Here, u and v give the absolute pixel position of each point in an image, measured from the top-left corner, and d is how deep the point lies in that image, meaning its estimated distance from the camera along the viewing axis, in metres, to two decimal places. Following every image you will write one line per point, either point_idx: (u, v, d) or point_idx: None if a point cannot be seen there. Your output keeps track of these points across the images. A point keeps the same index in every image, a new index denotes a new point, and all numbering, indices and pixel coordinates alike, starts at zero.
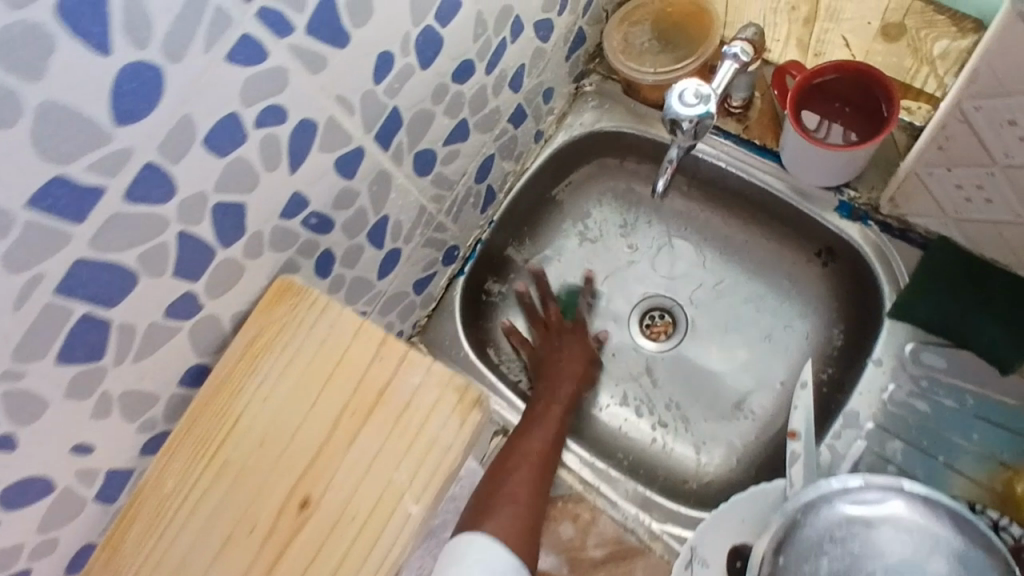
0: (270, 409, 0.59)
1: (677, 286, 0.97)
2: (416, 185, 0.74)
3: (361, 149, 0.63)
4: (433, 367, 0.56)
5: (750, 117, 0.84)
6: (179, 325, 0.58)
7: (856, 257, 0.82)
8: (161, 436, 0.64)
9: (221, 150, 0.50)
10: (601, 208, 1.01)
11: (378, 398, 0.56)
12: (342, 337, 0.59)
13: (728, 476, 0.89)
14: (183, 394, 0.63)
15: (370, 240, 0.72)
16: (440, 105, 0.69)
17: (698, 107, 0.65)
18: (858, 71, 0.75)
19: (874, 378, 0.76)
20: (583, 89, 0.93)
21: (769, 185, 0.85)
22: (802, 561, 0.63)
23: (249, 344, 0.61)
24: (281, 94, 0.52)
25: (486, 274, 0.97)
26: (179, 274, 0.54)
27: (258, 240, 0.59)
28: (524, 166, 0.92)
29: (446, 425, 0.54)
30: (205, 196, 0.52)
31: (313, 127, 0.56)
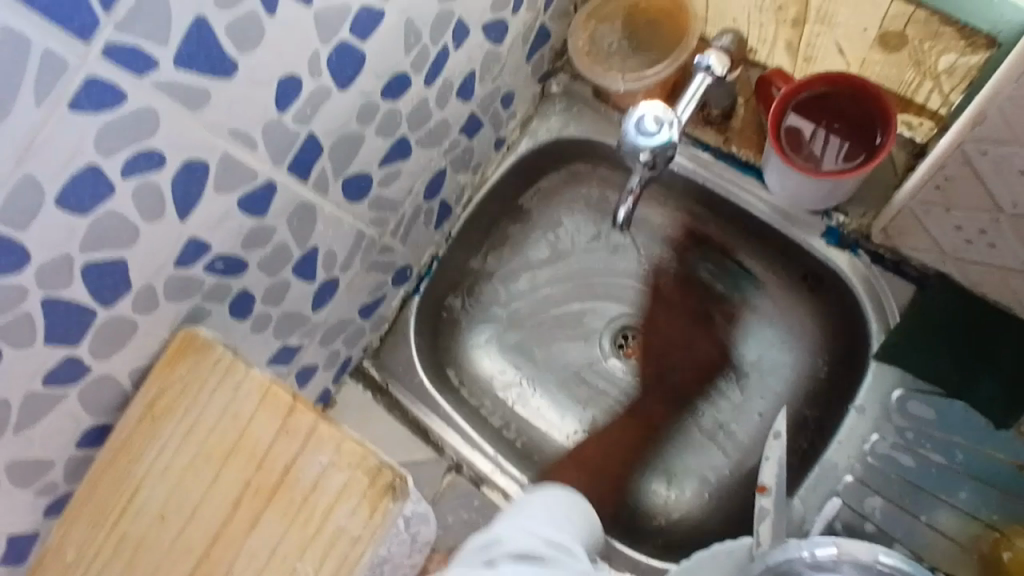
0: (171, 481, 0.53)
1: (652, 305, 0.90)
2: (349, 211, 0.67)
3: (272, 183, 0.56)
4: (343, 444, 0.49)
5: (731, 128, 0.76)
6: (63, 391, 0.51)
7: (843, 288, 0.75)
8: (66, 496, 0.57)
9: (82, 209, 0.44)
10: (573, 218, 0.92)
11: (281, 477, 0.50)
12: (246, 404, 0.53)
13: (700, 518, 0.81)
14: (80, 458, 0.57)
15: (298, 274, 0.65)
16: (370, 126, 0.62)
17: (660, 135, 0.57)
18: (849, 82, 0.68)
19: (856, 427, 0.69)
20: (549, 90, 0.84)
21: (751, 206, 0.77)
22: None
23: (148, 404, 0.55)
24: (155, 139, 0.46)
25: (445, 291, 0.89)
26: (52, 340, 0.48)
27: (150, 292, 0.52)
28: (484, 176, 0.84)
29: (354, 514, 0.48)
30: (70, 257, 0.46)
31: (203, 170, 0.50)
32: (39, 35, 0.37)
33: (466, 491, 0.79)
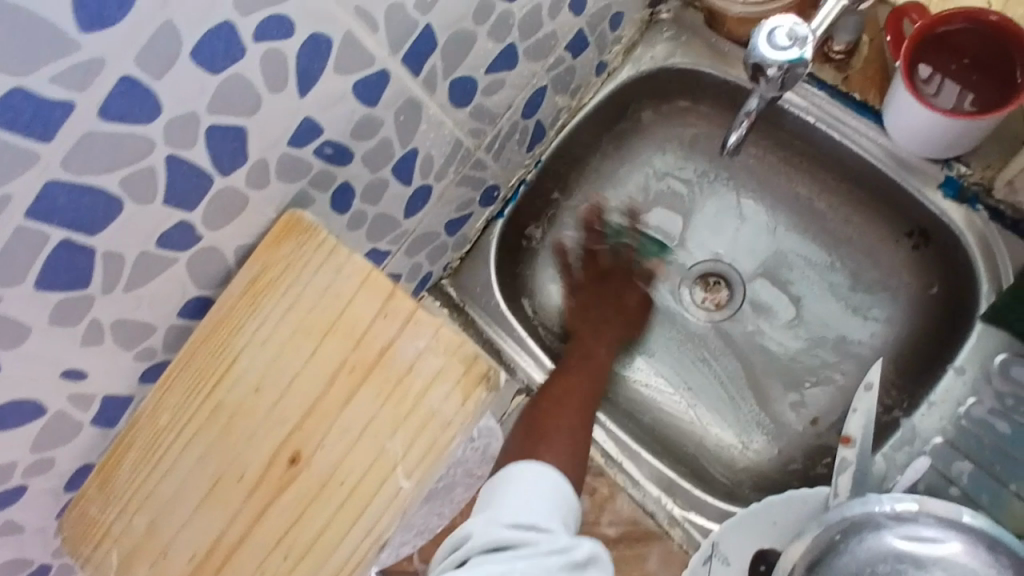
0: (268, 354, 0.54)
1: (740, 253, 0.87)
2: (452, 116, 0.66)
3: (385, 72, 0.56)
4: (441, 331, 0.50)
5: (852, 66, 0.72)
6: (174, 256, 0.53)
7: (954, 245, 0.72)
8: (164, 363, 0.60)
9: (212, 65, 0.44)
10: (662, 157, 0.90)
11: (378, 357, 0.51)
12: (347, 287, 0.53)
13: (766, 469, 0.80)
14: (181, 327, 0.58)
15: (395, 176, 0.65)
16: (484, 26, 0.61)
17: (791, 51, 0.53)
18: (985, 21, 0.64)
19: (953, 388, 0.67)
20: (658, 16, 0.81)
21: (863, 151, 0.74)
22: None
23: (251, 281, 0.56)
24: (287, 3, 0.45)
25: (527, 220, 0.88)
26: (172, 201, 0.49)
27: (263, 167, 0.53)
28: (580, 102, 0.82)
29: (448, 398, 0.49)
30: (197, 115, 0.46)
31: (327, 45, 0.49)
32: None
33: None
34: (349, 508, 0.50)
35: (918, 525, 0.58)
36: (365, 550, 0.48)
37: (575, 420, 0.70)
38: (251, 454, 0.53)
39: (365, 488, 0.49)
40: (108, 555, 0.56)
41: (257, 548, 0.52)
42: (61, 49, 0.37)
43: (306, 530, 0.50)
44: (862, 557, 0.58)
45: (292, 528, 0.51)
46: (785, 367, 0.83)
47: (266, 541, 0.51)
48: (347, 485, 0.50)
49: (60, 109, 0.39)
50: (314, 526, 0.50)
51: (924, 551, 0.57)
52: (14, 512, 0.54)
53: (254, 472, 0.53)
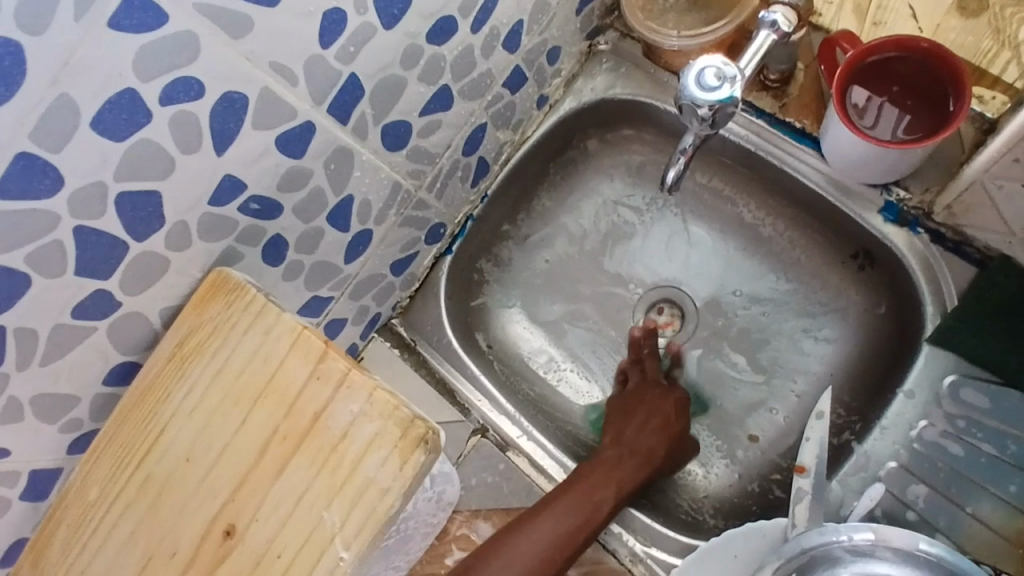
0: (198, 421, 0.52)
1: (693, 279, 0.87)
2: (387, 160, 0.64)
3: (310, 123, 0.54)
4: (376, 393, 0.48)
5: (789, 94, 0.73)
6: (93, 326, 0.50)
7: (897, 266, 0.72)
8: (92, 433, 0.57)
9: (117, 133, 0.43)
10: (610, 184, 0.90)
11: (312, 422, 0.49)
12: (278, 348, 0.51)
13: (728, 497, 0.79)
14: (107, 395, 0.56)
15: (332, 224, 0.64)
16: (413, 70, 0.60)
17: (720, 91, 0.53)
18: (917, 48, 0.65)
19: (903, 412, 0.68)
20: (596, 48, 0.81)
21: (804, 176, 0.74)
22: None
23: (178, 344, 0.54)
24: (194, 65, 0.44)
25: (477, 255, 0.87)
26: (83, 273, 0.47)
27: (183, 229, 0.51)
28: (524, 135, 0.81)
29: (384, 465, 0.47)
30: (104, 185, 0.44)
31: (243, 103, 0.48)
32: None
33: (491, 454, 0.77)
34: None
35: (874, 559, 0.57)
36: None
37: (559, 520, 0.68)
38: (182, 530, 0.50)
39: (299, 563, 0.47)
40: None
41: None
42: None
43: None
44: None
45: None
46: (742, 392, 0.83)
47: None
48: (281, 560, 0.47)
49: None
50: None
51: None
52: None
53: (186, 549, 0.50)
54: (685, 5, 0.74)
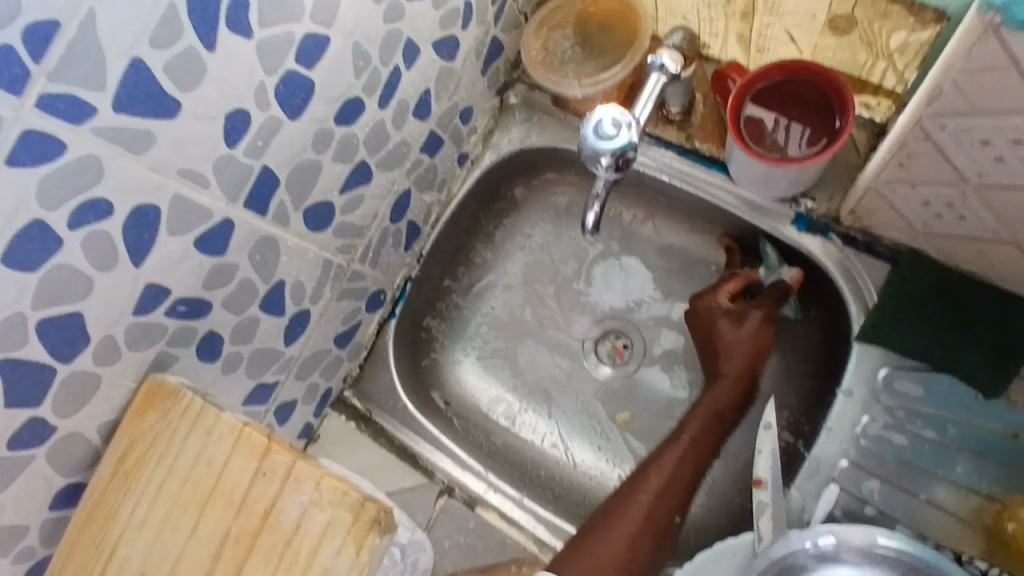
0: (147, 536, 0.51)
1: (634, 307, 0.89)
2: (314, 241, 0.65)
3: (229, 220, 0.55)
4: (323, 481, 0.48)
5: (692, 124, 0.76)
6: (27, 454, 0.49)
7: (819, 272, 0.75)
8: (41, 562, 0.55)
9: (29, 264, 0.43)
10: (541, 228, 0.92)
11: (263, 519, 0.48)
12: (220, 449, 0.51)
13: (699, 516, 0.80)
14: (53, 521, 0.55)
15: (267, 311, 0.64)
16: (327, 152, 0.61)
17: (619, 138, 0.56)
18: (803, 69, 0.69)
19: (846, 412, 0.70)
20: (507, 101, 0.83)
21: (719, 199, 0.77)
22: None
23: (121, 458, 0.53)
24: (101, 186, 0.44)
25: (421, 314, 0.88)
26: (13, 403, 0.46)
27: (111, 344, 0.51)
28: (451, 193, 0.83)
29: (340, 552, 0.46)
30: (22, 316, 0.44)
31: (155, 214, 0.49)
32: None
33: (461, 514, 0.77)
34: None
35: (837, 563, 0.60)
36: None
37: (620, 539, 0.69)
38: None
39: None
40: None
41: None
42: None
43: None
44: None
45: None
46: None
47: None
48: None
49: None
50: None
51: None
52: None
53: None
54: (582, 54, 0.77)
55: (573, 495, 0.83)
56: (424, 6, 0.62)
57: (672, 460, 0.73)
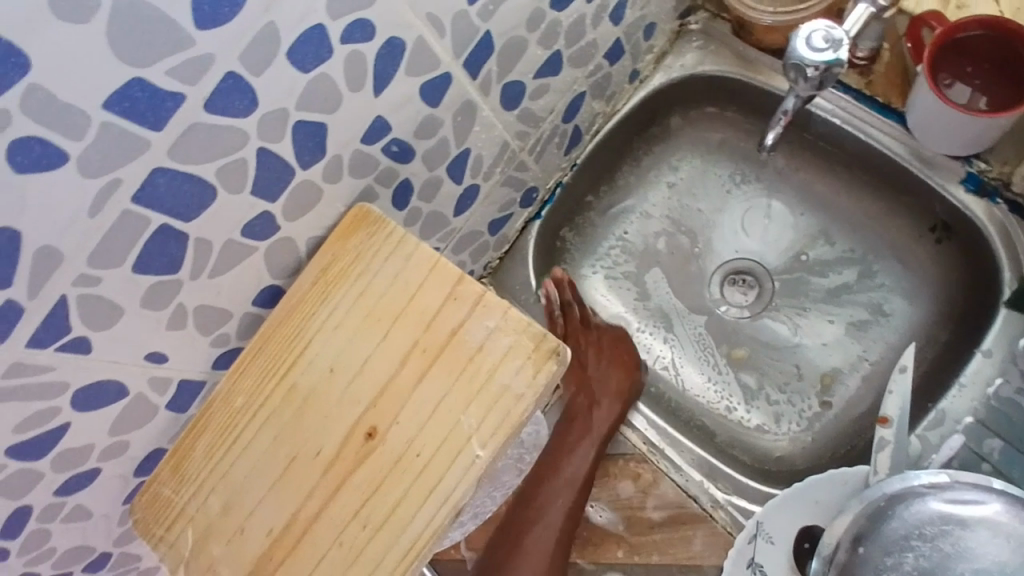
0: (339, 340, 0.57)
1: (770, 252, 0.91)
2: (501, 119, 0.70)
3: (449, 75, 0.60)
4: (510, 312, 0.53)
5: (875, 71, 0.77)
6: (255, 245, 0.56)
7: (978, 237, 0.75)
8: (236, 350, 0.63)
9: (303, 65, 0.48)
10: (690, 161, 0.94)
11: (450, 337, 0.54)
12: (415, 274, 0.57)
13: (803, 456, 0.84)
14: (254, 315, 0.62)
15: (450, 174, 0.69)
16: (535, 33, 0.65)
17: (826, 53, 0.58)
18: (1007, 30, 0.69)
19: (981, 370, 0.71)
20: (688, 26, 0.85)
21: (886, 149, 0.78)
22: (879, 554, 0.62)
23: (323, 271, 0.59)
24: (370, 9, 0.49)
25: (562, 222, 0.92)
26: (257, 193, 0.53)
27: (337, 163, 0.57)
28: (615, 108, 0.86)
29: (519, 373, 0.52)
30: (287, 112, 0.50)
31: (401, 48, 0.54)
32: None
33: (579, 404, 0.84)
34: (423, 481, 0.52)
35: (959, 487, 0.61)
36: (440, 520, 0.51)
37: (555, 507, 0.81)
38: (300, 455, 0.57)
39: (436, 462, 0.52)
40: (185, 532, 0.59)
41: (334, 523, 0.54)
42: (178, 44, 0.41)
43: (379, 503, 0.53)
44: (910, 519, 0.62)
45: (368, 502, 0.54)
46: (814, 358, 0.87)
47: (341, 518, 0.54)
48: (418, 462, 0.53)
49: (171, 100, 0.43)
50: (387, 499, 0.53)
51: (969, 514, 0.61)
52: (84, 495, 0.58)
53: (330, 449, 0.56)
54: None
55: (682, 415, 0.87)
56: None
57: (554, 489, 0.83)
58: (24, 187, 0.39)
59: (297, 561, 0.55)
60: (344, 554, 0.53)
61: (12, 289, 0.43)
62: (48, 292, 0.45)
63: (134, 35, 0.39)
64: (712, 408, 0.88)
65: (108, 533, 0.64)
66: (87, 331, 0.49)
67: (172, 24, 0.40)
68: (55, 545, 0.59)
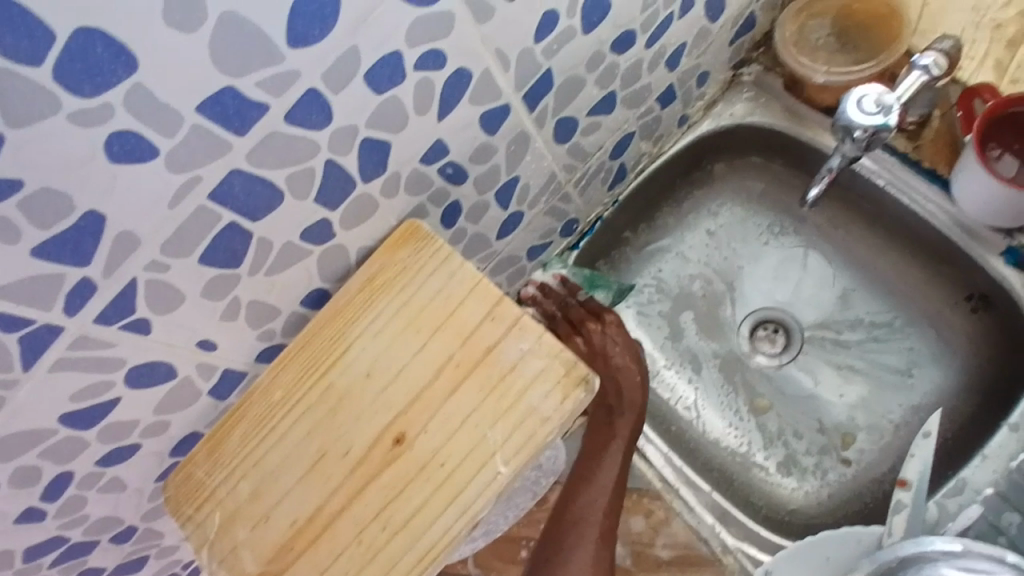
0: (379, 345, 0.60)
1: (800, 304, 0.92)
2: (552, 151, 0.73)
3: (508, 106, 0.63)
4: (545, 336, 0.55)
5: (923, 136, 0.78)
6: (309, 250, 0.59)
7: (1014, 312, 0.76)
8: (278, 346, 0.66)
9: (378, 87, 0.52)
10: (730, 207, 0.96)
11: (484, 355, 0.56)
12: (459, 289, 0.59)
13: (817, 511, 0.84)
14: (300, 315, 0.65)
15: (497, 199, 0.72)
16: (593, 74, 0.68)
17: (876, 117, 0.60)
18: None
19: (1006, 444, 0.71)
20: (740, 77, 0.87)
21: (928, 215, 0.79)
22: None
23: (369, 279, 0.62)
24: (444, 41, 0.53)
25: (598, 254, 0.94)
26: (319, 200, 0.56)
27: (395, 179, 0.60)
28: (661, 150, 0.88)
29: (547, 397, 0.53)
30: (356, 130, 0.53)
31: (468, 79, 0.57)
32: None
33: None
34: (444, 489, 0.54)
35: (969, 559, 0.61)
36: (456, 530, 0.53)
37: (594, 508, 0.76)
38: (330, 452, 0.59)
39: (459, 473, 0.54)
40: (210, 515, 0.62)
41: (356, 519, 0.56)
42: (269, 59, 0.44)
43: (401, 505, 0.55)
44: None
45: (390, 504, 0.56)
46: (837, 415, 0.87)
47: (363, 515, 0.56)
48: (441, 470, 0.55)
49: (255, 110, 0.46)
50: (409, 503, 0.55)
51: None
52: (123, 467, 0.61)
53: (359, 449, 0.58)
54: (835, 45, 0.81)
55: (700, 456, 0.88)
56: None
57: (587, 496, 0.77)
58: (117, 176, 0.43)
59: (318, 551, 0.57)
60: (363, 550, 0.55)
61: (90, 267, 0.46)
62: (121, 273, 0.48)
63: (232, 46, 0.42)
64: (730, 454, 0.88)
65: (136, 507, 0.67)
66: (148, 313, 0.52)
67: (268, 42, 0.44)
68: (87, 512, 0.63)
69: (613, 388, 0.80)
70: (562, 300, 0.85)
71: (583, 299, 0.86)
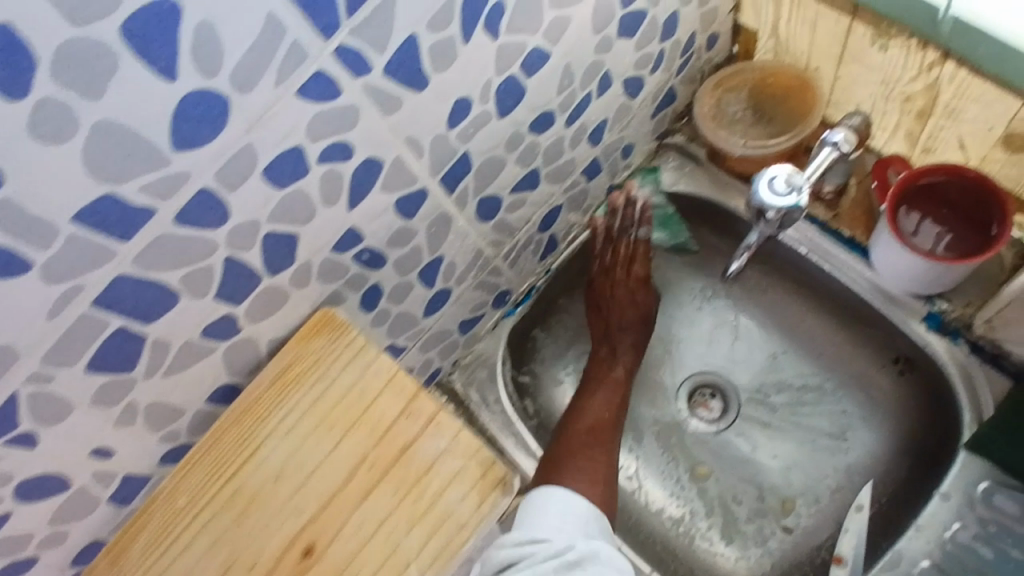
0: (292, 444, 0.57)
1: (735, 367, 0.92)
2: (476, 228, 0.72)
3: (425, 191, 0.62)
4: (461, 435, 0.54)
5: (841, 205, 0.80)
6: (213, 346, 0.56)
7: (937, 376, 0.77)
8: (185, 446, 0.62)
9: (280, 182, 0.50)
10: (664, 272, 0.96)
11: (400, 454, 0.54)
12: (373, 383, 0.57)
13: None
14: (207, 412, 0.61)
15: (421, 279, 0.70)
16: (514, 153, 0.67)
17: (788, 198, 0.61)
18: (966, 176, 0.71)
19: (938, 513, 0.70)
20: (665, 147, 0.89)
21: (852, 282, 0.80)
22: None
23: (280, 372, 0.58)
24: (349, 132, 0.51)
25: (534, 323, 0.92)
26: (221, 296, 0.53)
27: (306, 270, 0.58)
28: (590, 219, 0.89)
29: (463, 499, 0.53)
30: (257, 225, 0.51)
31: (378, 167, 0.56)
32: (295, 26, 0.42)
33: None
34: None
35: None
36: None
37: (590, 458, 0.75)
38: (237, 562, 0.55)
39: None
40: None
41: None
42: (153, 163, 0.42)
43: None
44: None
45: None
46: (777, 482, 0.86)
47: None
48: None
49: (141, 214, 0.44)
50: None
51: None
52: None
53: (268, 559, 0.54)
54: (751, 117, 0.84)
55: (641, 530, 0.86)
56: (630, 44, 0.68)
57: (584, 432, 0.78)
58: None
59: None
60: None
61: None
62: None
63: (110, 153, 0.40)
64: (671, 526, 0.86)
65: None
66: (28, 428, 0.48)
67: (151, 147, 0.41)
68: None
69: (613, 342, 0.88)
70: (627, 227, 0.85)
71: (640, 234, 0.86)
